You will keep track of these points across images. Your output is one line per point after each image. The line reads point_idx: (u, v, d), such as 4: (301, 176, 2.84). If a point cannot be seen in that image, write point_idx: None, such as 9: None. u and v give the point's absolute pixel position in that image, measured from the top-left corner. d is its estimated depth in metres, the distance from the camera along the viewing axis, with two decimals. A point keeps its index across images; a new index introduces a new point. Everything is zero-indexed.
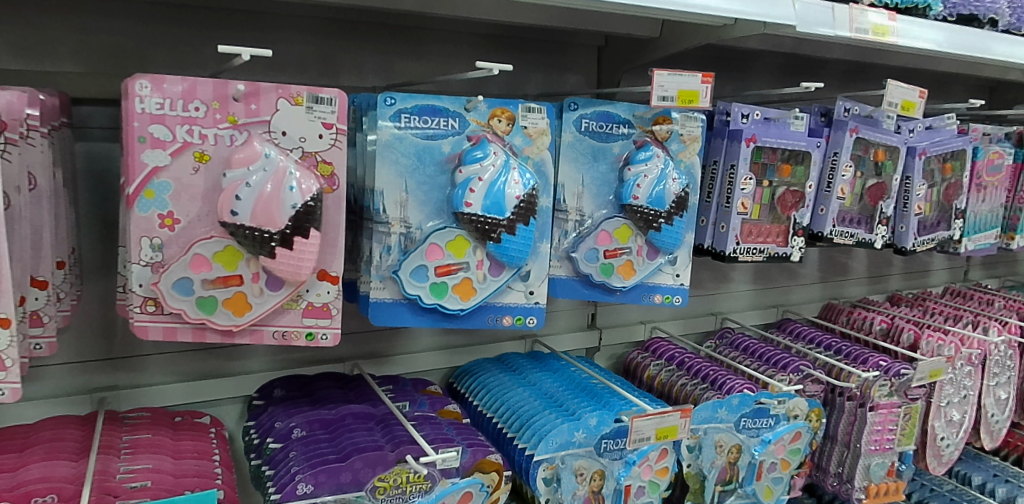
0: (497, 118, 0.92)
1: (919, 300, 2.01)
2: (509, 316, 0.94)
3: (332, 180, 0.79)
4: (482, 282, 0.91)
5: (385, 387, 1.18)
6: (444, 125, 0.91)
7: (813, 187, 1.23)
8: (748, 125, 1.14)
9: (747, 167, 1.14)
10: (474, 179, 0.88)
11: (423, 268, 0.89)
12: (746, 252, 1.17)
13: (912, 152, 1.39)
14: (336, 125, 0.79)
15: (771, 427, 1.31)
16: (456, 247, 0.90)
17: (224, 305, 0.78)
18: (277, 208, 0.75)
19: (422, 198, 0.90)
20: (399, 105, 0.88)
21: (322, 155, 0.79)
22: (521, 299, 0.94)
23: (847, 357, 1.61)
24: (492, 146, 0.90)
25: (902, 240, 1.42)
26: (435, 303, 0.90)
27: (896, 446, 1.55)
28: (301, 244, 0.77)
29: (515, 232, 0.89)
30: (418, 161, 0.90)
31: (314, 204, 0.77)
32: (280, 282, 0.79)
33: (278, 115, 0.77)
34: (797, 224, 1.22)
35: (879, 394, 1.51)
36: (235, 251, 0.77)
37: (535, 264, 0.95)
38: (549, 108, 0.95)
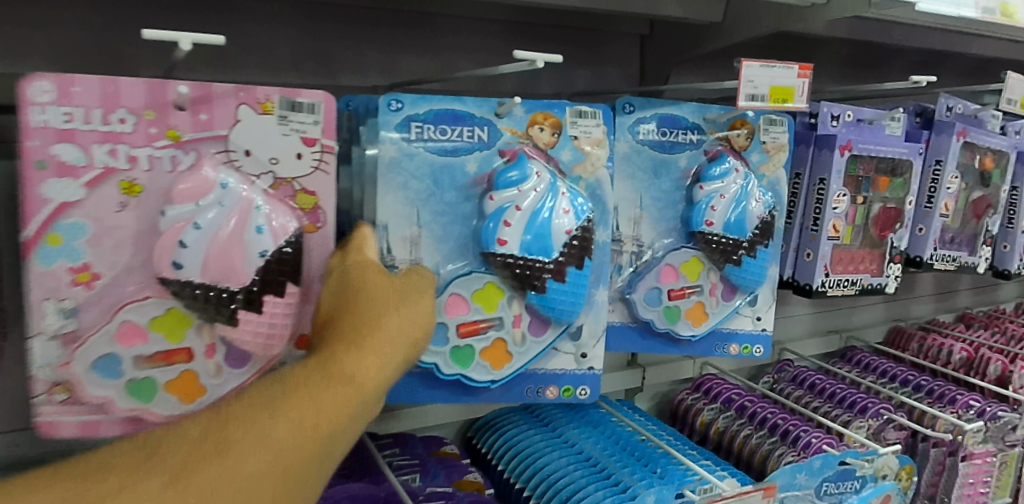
0: (537, 126, 0.75)
1: (995, 319, 1.78)
2: (553, 387, 0.79)
3: (314, 214, 0.66)
4: (518, 344, 0.75)
5: (391, 451, 0.97)
6: (470, 136, 0.73)
7: (913, 204, 1.01)
8: (839, 129, 0.92)
9: (840, 182, 0.92)
10: (508, 207, 0.71)
11: (442, 327, 0.73)
12: (837, 286, 0.95)
13: (1020, 158, 1.16)
14: (319, 140, 0.65)
15: (856, 490, 1.10)
16: (487, 300, 0.74)
17: (165, 390, 0.62)
18: (241, 254, 0.61)
19: (441, 234, 0.73)
20: (407, 111, 0.71)
21: (302, 182, 0.65)
22: (572, 364, 0.79)
23: (930, 395, 1.38)
24: (532, 164, 0.73)
25: (1006, 261, 1.19)
26: (457, 372, 0.73)
27: (990, 499, 1.34)
28: (272, 304, 0.62)
29: (564, 279, 0.73)
30: (434, 185, 0.72)
31: (293, 251, 0.63)
32: (244, 358, 0.64)
33: (238, 128, 0.63)
34: (894, 248, 1.00)
35: (973, 443, 1.28)
36: (180, 316, 0.62)
37: (587, 318, 0.78)
38: (605, 112, 0.78)
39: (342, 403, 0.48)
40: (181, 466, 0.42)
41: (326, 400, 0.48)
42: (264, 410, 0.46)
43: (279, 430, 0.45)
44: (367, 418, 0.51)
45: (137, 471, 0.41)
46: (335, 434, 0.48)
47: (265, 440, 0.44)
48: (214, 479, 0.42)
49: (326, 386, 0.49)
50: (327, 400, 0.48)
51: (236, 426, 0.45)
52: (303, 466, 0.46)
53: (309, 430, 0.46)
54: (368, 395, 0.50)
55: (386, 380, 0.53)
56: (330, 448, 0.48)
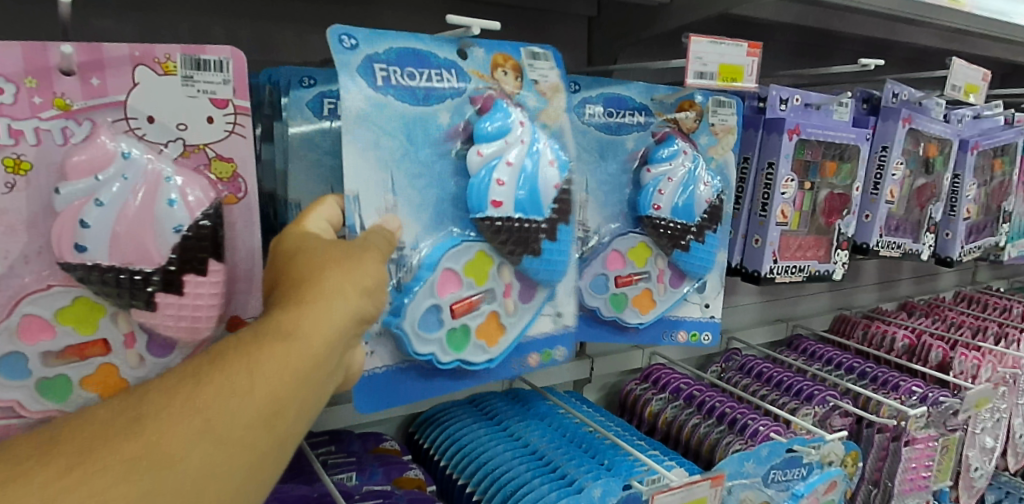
0: (500, 69, 0.73)
1: (935, 308, 1.81)
2: (534, 354, 0.76)
3: (235, 184, 0.63)
4: (510, 315, 0.73)
5: (326, 449, 0.93)
6: (440, 80, 0.69)
7: (860, 189, 1.01)
8: (789, 113, 0.90)
9: (788, 166, 0.91)
10: (500, 161, 0.70)
11: (434, 309, 0.68)
12: (784, 272, 0.94)
13: (963, 147, 1.18)
14: (231, 101, 0.62)
15: (803, 477, 1.09)
16: (477, 270, 0.70)
17: (82, 386, 0.58)
18: (153, 232, 0.57)
19: (419, 201, 0.69)
20: (365, 50, 0.66)
21: (216, 148, 0.62)
22: (549, 325, 0.76)
23: (874, 381, 1.40)
24: (513, 112, 0.72)
25: (948, 249, 1.21)
26: (454, 358, 0.70)
27: (931, 483, 1.36)
28: (194, 284, 0.58)
29: (557, 237, 0.73)
30: (409, 142, 0.68)
31: (212, 223, 0.59)
32: (169, 345, 0.60)
33: (138, 92, 0.58)
34: (841, 234, 1.00)
35: (916, 427, 1.30)
36: (89, 305, 0.58)
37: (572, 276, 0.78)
38: (555, 54, 0.76)
39: (283, 363, 0.46)
40: (89, 446, 0.39)
41: (262, 362, 0.45)
42: (189, 380, 0.43)
43: (208, 398, 0.43)
44: (320, 380, 0.49)
45: (35, 459, 0.38)
46: (278, 398, 0.45)
47: (188, 411, 0.42)
48: (133, 456, 0.39)
49: (263, 346, 0.46)
50: (263, 361, 0.45)
51: (155, 400, 0.42)
52: (238, 437, 0.43)
53: (241, 396, 0.43)
54: (316, 352, 0.48)
55: (337, 336, 0.50)
56: (275, 414, 0.45)
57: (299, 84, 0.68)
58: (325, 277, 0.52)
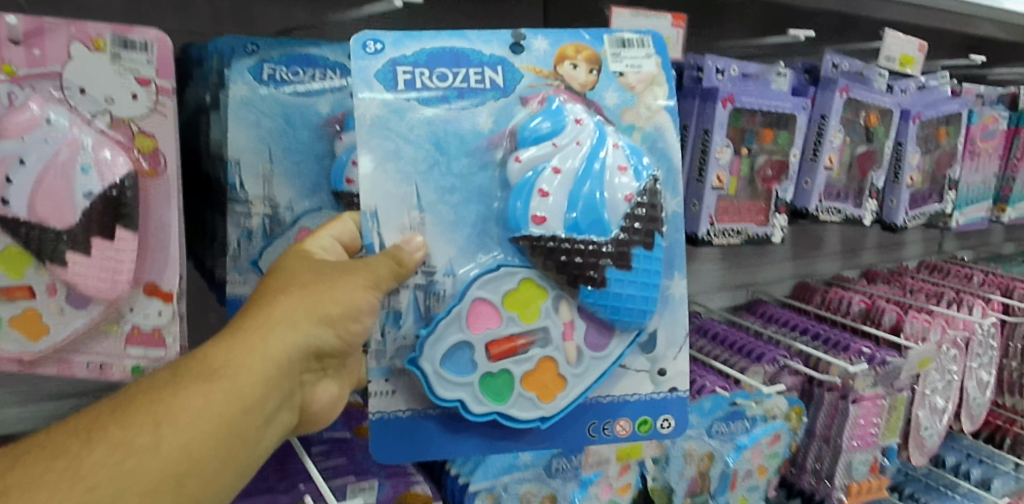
0: (565, 66, 0.81)
1: (896, 275, 1.86)
2: (623, 421, 0.82)
3: (155, 159, 0.73)
4: (572, 363, 0.78)
5: None
6: (477, 83, 0.79)
7: (798, 156, 1.05)
8: (723, 83, 0.95)
9: (723, 133, 0.96)
10: (546, 166, 0.78)
11: (471, 343, 0.76)
12: (722, 235, 1.00)
13: (904, 117, 1.22)
14: (152, 80, 0.72)
15: (747, 430, 1.15)
16: (524, 310, 0.77)
17: (12, 326, 0.70)
18: (67, 195, 0.69)
19: (453, 213, 0.77)
20: (388, 55, 0.76)
21: (139, 124, 0.72)
22: (646, 380, 0.82)
23: (827, 343, 1.44)
24: (568, 109, 0.79)
25: (892, 215, 1.26)
26: (500, 406, 0.76)
27: (880, 440, 1.39)
28: (102, 246, 0.70)
29: (629, 265, 0.77)
30: (439, 149, 0.77)
31: (121, 194, 0.70)
32: (85, 300, 0.71)
33: (72, 66, 0.70)
34: (779, 200, 1.05)
35: (863, 386, 1.34)
36: (17, 254, 0.69)
37: (661, 324, 0.82)
38: (654, 41, 0.83)
39: (190, 417, 0.57)
40: None
41: (168, 417, 0.57)
42: (94, 437, 0.54)
43: (99, 459, 0.53)
44: (237, 428, 0.60)
45: None
46: (186, 450, 0.56)
47: (78, 471, 0.52)
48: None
49: (173, 400, 0.58)
50: (171, 416, 0.57)
51: (58, 458, 0.53)
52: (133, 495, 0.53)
53: (140, 452, 0.54)
54: (232, 398, 0.60)
55: (258, 383, 0.62)
56: (175, 465, 0.56)
57: (242, 51, 0.75)
58: (254, 327, 0.64)
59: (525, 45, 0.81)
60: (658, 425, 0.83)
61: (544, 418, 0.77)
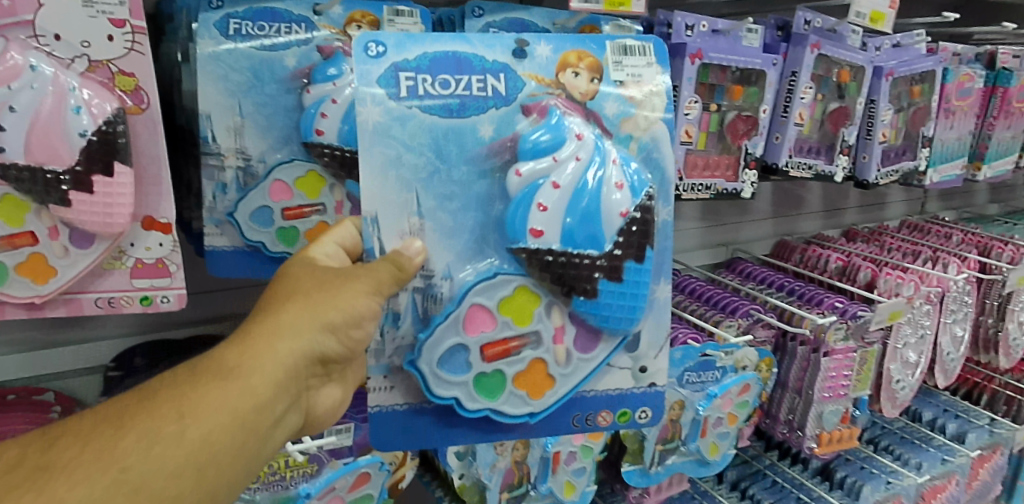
0: (567, 72, 0.77)
1: (876, 235, 1.89)
2: (606, 413, 0.81)
3: (139, 96, 0.73)
4: (561, 364, 0.77)
5: None
6: (479, 88, 0.74)
7: (768, 112, 1.08)
8: (692, 38, 0.97)
9: (691, 89, 0.98)
10: (543, 180, 0.74)
11: (464, 347, 0.74)
12: (691, 190, 1.03)
13: (877, 73, 1.23)
14: (127, 21, 0.71)
15: (717, 379, 1.20)
16: (517, 313, 0.75)
17: (18, 272, 0.71)
18: (61, 135, 0.70)
19: (451, 221, 0.74)
20: (391, 58, 0.72)
21: (118, 64, 0.72)
22: (629, 379, 0.81)
23: (800, 298, 1.48)
24: (569, 123, 0.76)
25: (864, 172, 1.28)
26: (485, 405, 0.75)
27: (851, 392, 1.44)
28: (104, 184, 0.71)
29: (620, 278, 0.75)
30: (439, 158, 0.73)
31: (113, 130, 0.71)
32: (89, 238, 0.73)
33: (44, 13, 0.69)
34: (749, 155, 1.07)
35: (834, 339, 1.38)
36: (15, 201, 0.70)
37: (646, 325, 0.80)
38: (656, 47, 0.79)
39: (212, 411, 0.56)
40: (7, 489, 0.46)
41: (191, 408, 0.55)
42: (114, 423, 0.52)
43: (129, 445, 0.51)
44: (253, 426, 0.59)
45: None
46: (209, 440, 0.55)
47: (109, 454, 0.50)
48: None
49: (194, 394, 0.56)
50: (194, 406, 0.55)
51: (79, 443, 0.51)
52: (159, 482, 0.51)
53: (167, 440, 0.53)
54: (249, 395, 0.59)
55: (272, 384, 0.60)
56: (198, 457, 0.54)
57: (207, 6, 0.74)
58: (269, 325, 0.63)
59: (526, 51, 0.76)
60: (637, 417, 0.82)
61: (533, 413, 0.77)
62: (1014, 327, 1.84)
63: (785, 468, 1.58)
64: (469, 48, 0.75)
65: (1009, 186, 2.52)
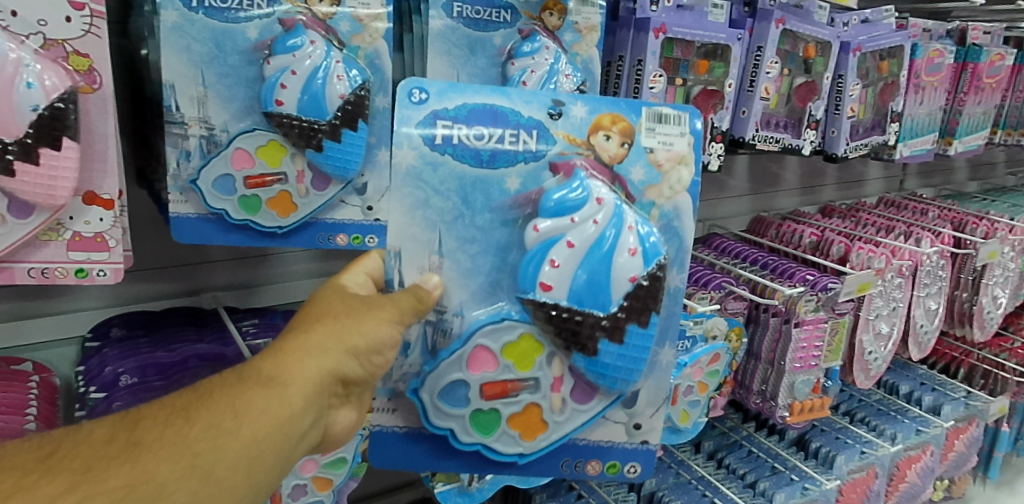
0: (601, 134, 0.75)
1: (852, 211, 1.92)
2: (596, 462, 0.80)
3: (91, 76, 0.75)
4: (555, 412, 0.76)
5: (248, 321, 1.01)
6: (511, 142, 0.74)
7: (733, 86, 1.10)
8: (657, 13, 0.99)
9: (656, 63, 1.01)
10: (561, 239, 0.72)
11: (465, 388, 0.74)
12: None
13: (844, 49, 1.26)
14: (87, 5, 0.74)
15: (687, 349, 1.23)
16: (521, 358, 0.74)
17: None
18: (12, 110, 0.71)
19: (468, 265, 0.74)
20: (432, 105, 0.73)
21: (74, 45, 0.74)
22: (621, 433, 0.80)
23: (773, 271, 1.51)
24: (593, 185, 0.73)
25: (833, 146, 1.31)
26: (477, 441, 0.75)
27: (821, 362, 1.47)
28: (52, 157, 0.73)
29: (620, 340, 0.73)
30: (465, 204, 0.73)
31: (65, 107, 0.73)
32: (28, 209, 0.75)
33: None
34: (715, 128, 1.11)
35: (805, 310, 1.41)
36: None
37: (646, 385, 0.79)
38: (692, 122, 0.77)
39: (264, 413, 0.57)
40: (85, 470, 0.49)
41: (245, 408, 0.56)
42: (180, 416, 0.55)
43: (197, 434, 0.54)
44: (297, 431, 0.59)
45: (36, 474, 0.48)
46: (260, 439, 0.56)
47: (181, 441, 0.53)
48: (118, 486, 0.49)
49: (248, 395, 0.57)
50: (247, 406, 0.57)
51: (149, 431, 0.53)
52: (220, 473, 0.53)
53: (225, 434, 0.54)
54: (294, 404, 0.59)
55: (312, 394, 0.61)
56: (252, 454, 0.56)
57: None
58: (311, 334, 0.63)
59: (562, 111, 0.75)
60: (625, 471, 0.81)
61: (523, 454, 0.76)
62: (987, 301, 1.87)
63: (761, 439, 1.59)
64: (506, 102, 0.75)
65: (988, 164, 2.56)
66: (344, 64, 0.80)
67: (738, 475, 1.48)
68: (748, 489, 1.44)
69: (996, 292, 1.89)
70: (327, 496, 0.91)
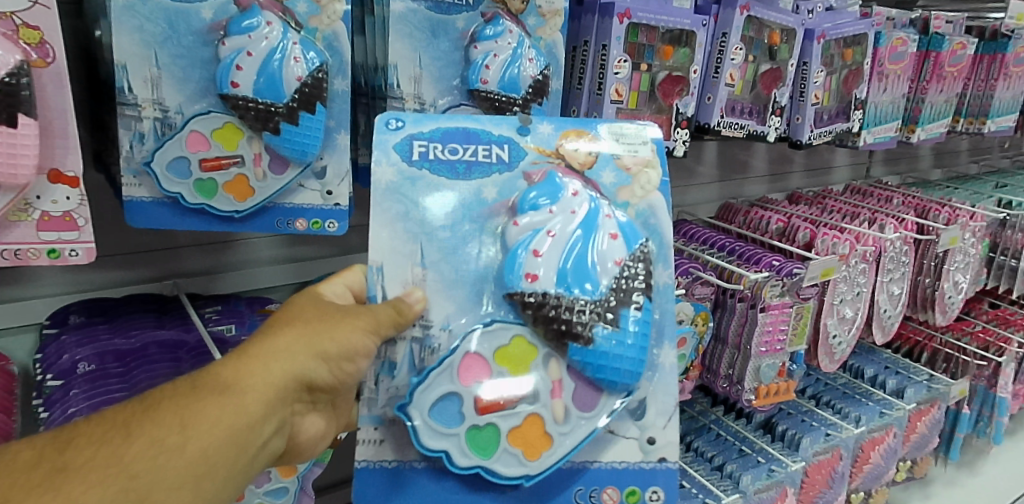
0: (570, 145, 0.78)
1: (819, 198, 1.95)
2: (611, 488, 0.75)
3: (45, 51, 0.73)
4: (559, 423, 0.72)
5: (211, 308, 1.00)
6: (485, 155, 0.76)
7: (698, 72, 1.11)
8: None
9: (620, 48, 1.01)
10: (542, 231, 0.73)
11: (458, 401, 0.71)
12: None
13: (809, 36, 1.27)
14: None
15: None
16: (514, 364, 0.72)
17: None
18: None
19: (452, 275, 0.73)
20: (408, 129, 0.76)
21: (23, 17, 0.72)
22: (635, 449, 0.76)
23: (740, 257, 1.53)
24: (566, 182, 0.76)
25: (798, 133, 1.32)
26: (477, 463, 0.70)
27: (787, 346, 1.48)
28: (10, 135, 0.71)
29: (617, 324, 0.71)
30: (444, 214, 0.74)
31: (17, 82, 0.71)
32: None
33: None
34: (680, 114, 1.11)
35: (770, 295, 1.43)
36: None
37: (653, 391, 0.76)
38: (653, 132, 0.80)
39: (211, 427, 0.58)
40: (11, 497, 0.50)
41: (191, 422, 0.57)
42: (119, 433, 0.55)
43: (135, 454, 0.54)
44: (250, 443, 0.61)
45: None
46: (206, 455, 0.57)
47: (118, 461, 0.54)
48: None
49: (195, 409, 0.58)
50: (193, 420, 0.57)
51: (84, 450, 0.54)
52: (160, 492, 0.55)
53: (168, 452, 0.56)
54: (241, 417, 0.60)
55: (266, 404, 0.62)
56: (197, 469, 0.57)
57: None
58: (267, 343, 0.64)
59: (529, 127, 0.79)
60: (647, 498, 0.75)
61: (530, 476, 0.71)
62: (949, 286, 1.91)
63: (729, 423, 1.62)
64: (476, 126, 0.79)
65: (952, 152, 2.61)
66: (302, 46, 0.79)
67: (706, 458, 1.50)
68: (715, 471, 1.46)
69: (958, 277, 1.93)
70: (292, 482, 0.87)
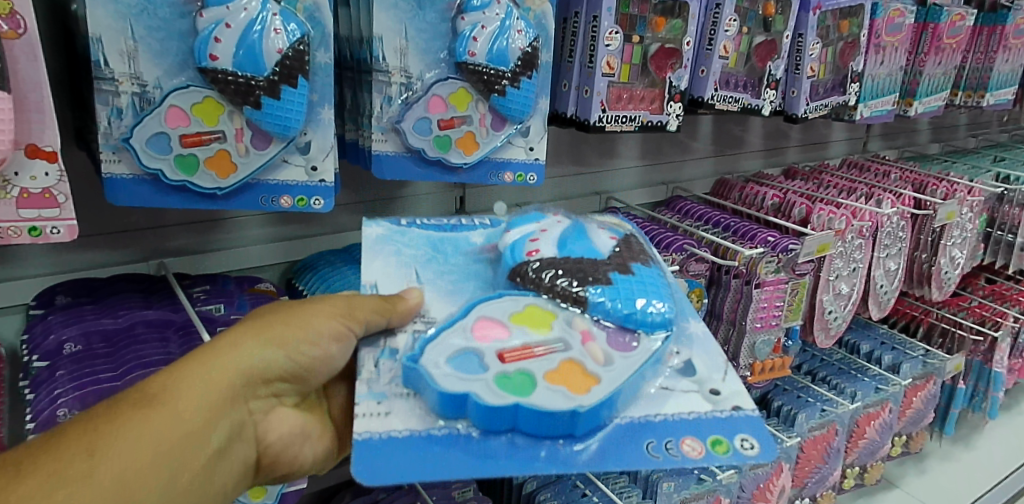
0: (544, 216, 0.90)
1: (816, 174, 1.92)
2: (688, 439, 0.61)
3: (15, 21, 0.70)
4: (598, 364, 0.63)
5: (199, 288, 0.99)
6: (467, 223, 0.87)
7: (690, 44, 1.09)
8: None
9: (611, 20, 0.99)
10: (532, 233, 0.81)
11: (478, 355, 0.63)
12: (614, 122, 1.05)
13: (804, 7, 1.25)
14: None
15: None
16: (533, 324, 0.67)
17: None
18: None
19: (451, 286, 0.75)
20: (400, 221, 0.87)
21: None
22: (702, 401, 0.64)
23: (735, 233, 1.52)
24: (542, 217, 0.87)
25: (793, 106, 1.31)
26: (515, 400, 0.59)
27: (782, 322, 1.48)
28: None
29: (630, 271, 0.75)
30: (436, 252, 0.81)
31: None
32: None
33: None
34: (673, 87, 1.09)
35: (765, 271, 1.41)
36: None
37: (696, 354, 0.70)
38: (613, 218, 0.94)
39: (132, 445, 0.56)
40: None
41: (104, 446, 0.55)
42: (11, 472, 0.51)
43: (31, 489, 0.50)
44: (178, 457, 0.58)
45: None
46: (122, 477, 0.54)
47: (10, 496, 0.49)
48: None
49: (113, 428, 0.56)
50: (105, 443, 0.55)
51: None
52: None
53: (75, 482, 0.52)
54: (166, 430, 0.58)
55: (198, 410, 0.61)
56: (112, 495, 0.53)
57: None
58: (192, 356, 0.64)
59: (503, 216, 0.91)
60: (738, 446, 0.60)
61: (581, 409, 0.58)
62: (946, 261, 1.89)
63: None
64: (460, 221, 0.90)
65: (950, 126, 2.59)
66: (282, 17, 0.77)
67: None
68: None
69: (955, 252, 1.92)
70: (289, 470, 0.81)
